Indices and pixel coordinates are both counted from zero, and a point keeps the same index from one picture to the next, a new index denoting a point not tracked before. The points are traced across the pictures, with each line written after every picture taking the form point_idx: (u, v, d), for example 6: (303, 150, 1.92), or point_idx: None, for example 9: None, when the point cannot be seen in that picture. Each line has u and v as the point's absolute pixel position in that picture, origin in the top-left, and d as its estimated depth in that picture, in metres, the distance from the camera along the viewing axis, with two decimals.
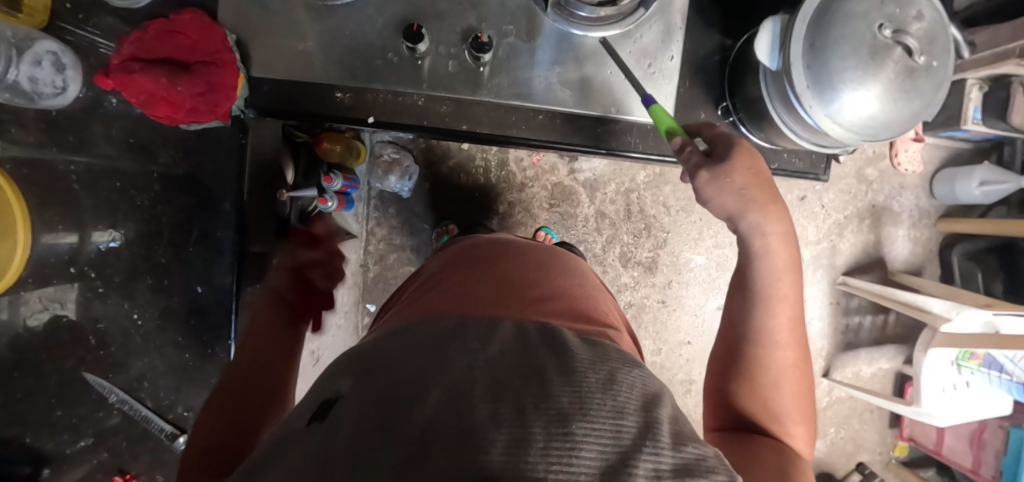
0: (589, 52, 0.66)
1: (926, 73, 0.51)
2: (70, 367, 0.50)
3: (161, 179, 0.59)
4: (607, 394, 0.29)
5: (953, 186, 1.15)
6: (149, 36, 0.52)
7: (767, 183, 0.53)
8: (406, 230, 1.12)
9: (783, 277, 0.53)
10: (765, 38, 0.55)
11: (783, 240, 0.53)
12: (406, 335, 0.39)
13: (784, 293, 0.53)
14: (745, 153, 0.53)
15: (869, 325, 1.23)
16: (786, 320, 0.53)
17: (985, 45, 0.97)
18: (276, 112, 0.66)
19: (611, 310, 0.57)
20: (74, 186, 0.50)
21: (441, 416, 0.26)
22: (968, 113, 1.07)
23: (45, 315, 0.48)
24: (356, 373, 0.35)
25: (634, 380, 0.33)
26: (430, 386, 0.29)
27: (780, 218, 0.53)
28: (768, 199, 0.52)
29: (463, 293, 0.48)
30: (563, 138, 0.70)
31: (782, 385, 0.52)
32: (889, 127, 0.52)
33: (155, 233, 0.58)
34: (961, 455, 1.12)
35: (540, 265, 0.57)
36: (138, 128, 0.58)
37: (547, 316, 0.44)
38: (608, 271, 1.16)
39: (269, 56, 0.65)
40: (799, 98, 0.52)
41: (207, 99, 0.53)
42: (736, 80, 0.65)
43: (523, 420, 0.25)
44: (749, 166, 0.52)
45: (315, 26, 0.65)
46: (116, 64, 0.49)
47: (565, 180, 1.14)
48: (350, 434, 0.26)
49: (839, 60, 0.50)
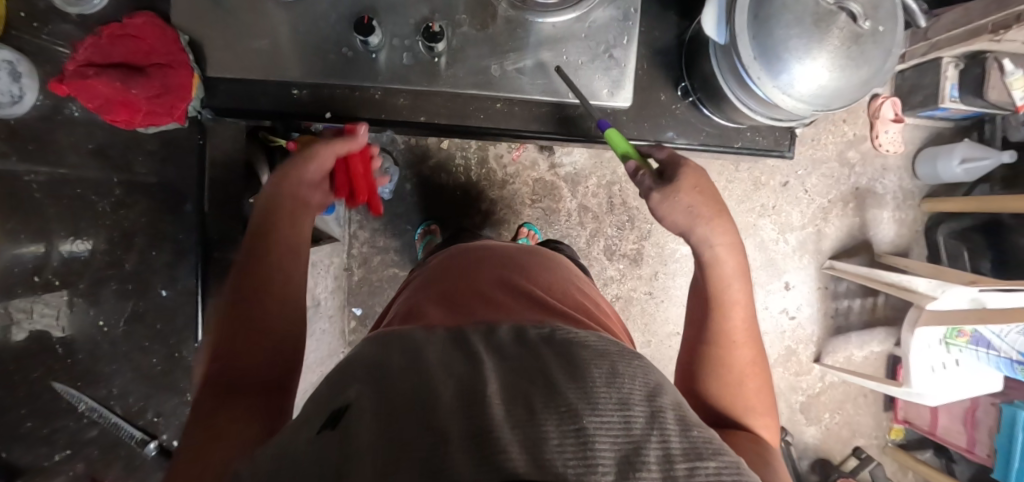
0: (545, 38, 0.65)
1: (873, 39, 0.51)
2: (38, 377, 0.48)
3: (122, 185, 0.58)
4: (611, 386, 0.28)
5: (935, 166, 1.15)
6: (104, 40, 0.53)
7: (711, 199, 0.57)
8: (389, 231, 1.12)
9: (733, 283, 0.55)
10: (711, 12, 0.54)
11: (731, 248, 0.56)
12: (391, 338, 0.35)
13: (735, 297, 0.55)
14: (691, 171, 0.57)
15: (859, 308, 1.23)
16: (739, 322, 0.54)
17: (956, 23, 0.98)
18: (233, 111, 0.67)
19: (599, 305, 0.55)
20: (36, 195, 0.50)
21: (454, 416, 0.23)
22: (945, 91, 1.07)
23: (24, 328, 0.47)
24: (344, 380, 0.31)
25: (634, 370, 0.32)
26: (433, 386, 0.26)
27: (726, 230, 0.56)
28: (713, 212, 0.56)
29: (454, 302, 0.46)
30: (523, 125, 0.70)
31: (746, 383, 0.52)
32: (839, 95, 0.52)
33: (124, 241, 0.57)
34: (956, 435, 1.11)
35: (527, 268, 0.56)
36: (101, 134, 0.58)
37: (544, 315, 0.42)
38: (593, 265, 1.16)
39: (224, 57, 0.65)
40: (748, 70, 0.53)
41: (163, 101, 0.54)
42: (692, 62, 0.66)
43: (534, 420, 0.24)
44: (693, 185, 0.56)
45: (275, 24, 0.65)
46: (70, 69, 0.49)
47: (546, 175, 1.13)
48: (358, 440, 0.23)
49: (784, 29, 0.50)
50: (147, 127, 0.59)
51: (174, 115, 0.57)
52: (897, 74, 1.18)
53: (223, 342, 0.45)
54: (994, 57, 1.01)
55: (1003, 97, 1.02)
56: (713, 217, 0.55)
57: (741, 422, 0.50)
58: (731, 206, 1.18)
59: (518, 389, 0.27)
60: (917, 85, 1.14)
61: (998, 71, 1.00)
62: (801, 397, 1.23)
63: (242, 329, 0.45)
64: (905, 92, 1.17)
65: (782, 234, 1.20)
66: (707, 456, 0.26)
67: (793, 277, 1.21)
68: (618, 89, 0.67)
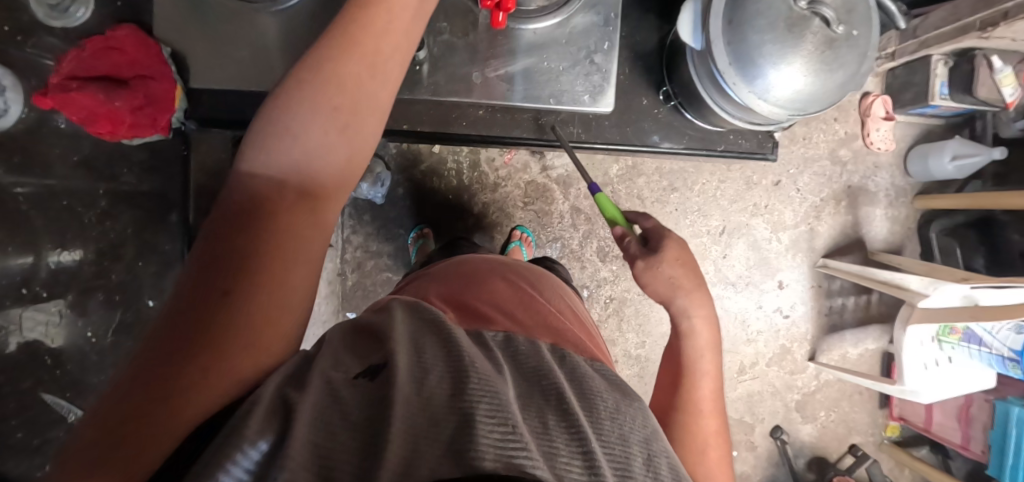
0: (526, 45, 0.65)
1: (847, 43, 0.51)
2: (29, 387, 0.48)
3: (107, 195, 0.60)
4: (613, 422, 0.34)
5: (926, 163, 1.15)
6: (86, 52, 0.57)
7: (692, 275, 0.63)
8: (382, 236, 1.12)
9: (705, 356, 0.61)
10: (687, 19, 0.56)
11: (704, 326, 0.62)
12: (422, 315, 0.39)
13: (705, 369, 0.60)
14: (675, 247, 0.64)
15: (853, 306, 1.23)
16: (708, 393, 0.58)
17: (944, 21, 0.99)
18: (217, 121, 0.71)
19: (589, 323, 0.59)
20: (23, 206, 0.49)
21: (487, 402, 0.27)
22: (935, 89, 1.07)
23: (17, 338, 0.47)
24: (377, 339, 0.35)
25: (635, 412, 0.37)
26: (471, 371, 0.30)
27: (703, 304, 0.63)
28: (693, 286, 0.62)
29: (468, 299, 0.49)
30: (503, 131, 0.73)
31: (709, 467, 0.53)
32: (815, 99, 0.53)
33: (111, 252, 0.59)
34: (951, 432, 1.12)
35: (530, 279, 0.59)
36: (84, 147, 0.58)
37: (553, 333, 0.45)
38: (587, 267, 1.17)
39: (206, 68, 0.66)
40: (723, 76, 0.53)
41: (146, 114, 0.60)
42: (673, 68, 0.66)
43: (548, 435, 0.29)
44: (676, 258, 0.63)
45: (256, 34, 0.65)
46: (54, 82, 0.53)
47: (538, 177, 1.14)
48: (399, 397, 0.27)
49: (757, 35, 0.51)
50: (129, 140, 0.63)
51: (156, 126, 0.63)
52: (888, 71, 1.18)
53: (250, 195, 0.36)
54: (983, 54, 1.01)
55: (993, 94, 1.02)
56: (693, 291, 0.62)
57: None
58: (724, 206, 1.18)
59: (535, 409, 0.31)
60: (908, 83, 1.14)
61: (986, 68, 1.01)
62: (796, 395, 1.23)
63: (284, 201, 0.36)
64: (896, 90, 1.17)
65: (775, 233, 1.20)
66: None
67: (787, 276, 1.21)
68: (598, 93, 0.67)
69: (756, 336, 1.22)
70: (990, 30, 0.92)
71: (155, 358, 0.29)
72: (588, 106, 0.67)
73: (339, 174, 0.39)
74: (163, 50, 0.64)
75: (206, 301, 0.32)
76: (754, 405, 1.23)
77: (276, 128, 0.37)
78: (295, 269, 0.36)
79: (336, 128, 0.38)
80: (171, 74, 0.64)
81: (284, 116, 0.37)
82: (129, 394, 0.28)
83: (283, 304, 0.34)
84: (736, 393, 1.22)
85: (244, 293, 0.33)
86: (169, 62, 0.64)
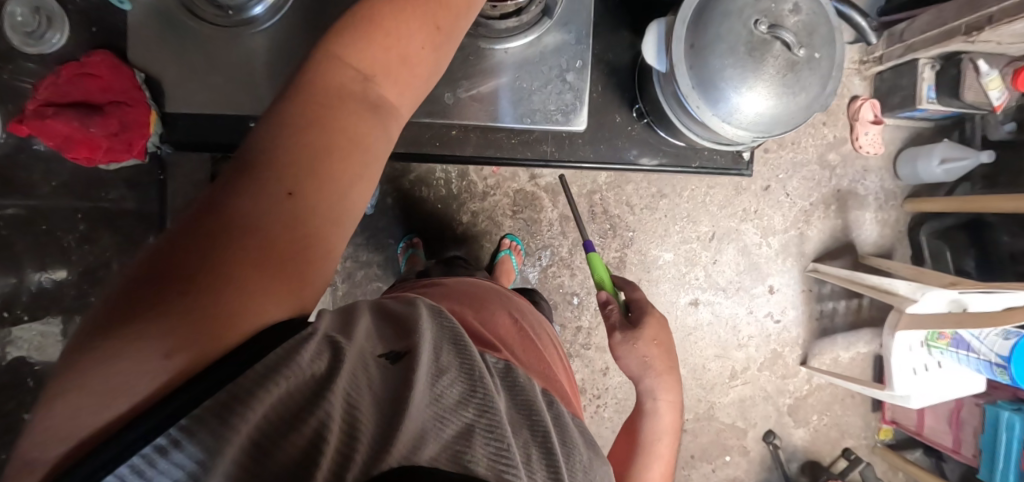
0: (498, 64, 0.66)
1: (809, 66, 0.51)
2: (12, 408, 0.48)
3: (86, 220, 0.61)
4: (584, 472, 0.35)
5: (916, 166, 1.15)
6: (61, 79, 0.58)
7: (666, 356, 0.69)
8: (371, 246, 1.12)
9: (663, 438, 0.66)
10: (652, 40, 0.56)
11: (671, 408, 0.67)
12: (442, 320, 0.39)
13: (660, 452, 0.65)
14: (655, 325, 0.70)
15: (844, 310, 1.23)
16: (658, 477, 0.64)
17: (931, 24, 1.01)
18: (191, 143, 0.69)
19: (565, 367, 0.59)
20: (4, 230, 0.50)
21: (489, 425, 0.29)
22: (922, 92, 1.07)
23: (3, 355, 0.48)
24: (398, 328, 0.35)
25: (603, 472, 0.39)
26: (482, 389, 0.32)
27: (671, 388, 0.68)
28: (664, 369, 0.68)
29: (474, 321, 0.50)
30: (477, 152, 0.72)
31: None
32: (779, 122, 0.53)
33: (92, 273, 0.61)
34: (942, 435, 1.12)
35: (518, 310, 0.61)
36: (63, 172, 0.59)
37: (540, 376, 0.46)
38: (577, 274, 1.17)
39: (179, 89, 0.66)
40: (687, 99, 0.54)
41: (121, 139, 0.61)
42: (644, 86, 0.68)
43: (531, 463, 0.30)
44: (653, 337, 0.69)
45: (229, 58, 0.66)
46: (28, 108, 0.53)
47: (527, 186, 1.14)
48: (419, 387, 0.29)
49: (718, 59, 0.52)
50: (106, 165, 0.64)
51: (132, 151, 0.63)
52: (876, 75, 1.18)
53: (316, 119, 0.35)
54: (970, 57, 1.01)
55: (980, 98, 1.02)
56: (664, 374, 0.68)
57: None
58: (713, 212, 1.18)
59: (523, 434, 0.33)
60: (896, 86, 1.13)
61: (972, 72, 1.01)
62: (788, 399, 1.23)
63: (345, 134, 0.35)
64: (883, 93, 1.17)
65: (765, 238, 1.20)
66: None
67: (777, 281, 1.21)
68: (569, 112, 0.67)
69: (747, 341, 1.22)
70: (976, 34, 0.92)
71: (206, 238, 0.28)
72: (560, 124, 0.68)
73: (409, 89, 0.42)
74: (137, 76, 0.64)
75: (259, 216, 0.30)
76: (746, 409, 1.23)
77: (373, 32, 0.39)
78: (357, 184, 0.35)
79: (417, 51, 0.42)
80: (146, 99, 0.64)
81: (385, 23, 0.40)
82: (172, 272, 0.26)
83: (343, 218, 0.34)
84: (728, 398, 1.22)
85: (297, 220, 0.31)
86: (143, 87, 0.64)
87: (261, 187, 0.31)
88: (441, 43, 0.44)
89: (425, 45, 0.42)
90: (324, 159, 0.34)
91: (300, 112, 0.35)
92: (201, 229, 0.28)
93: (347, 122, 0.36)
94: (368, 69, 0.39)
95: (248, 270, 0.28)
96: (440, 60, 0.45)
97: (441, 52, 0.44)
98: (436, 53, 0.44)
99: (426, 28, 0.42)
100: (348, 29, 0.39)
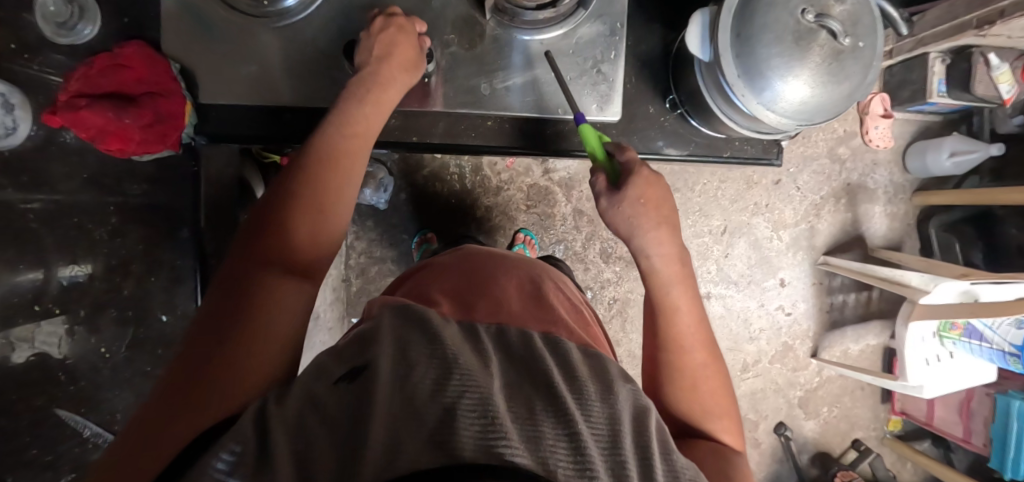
0: (535, 55, 0.69)
1: (853, 55, 0.52)
2: (42, 404, 0.51)
3: (118, 212, 0.62)
4: (604, 405, 0.34)
5: (924, 160, 1.16)
6: (93, 70, 0.60)
7: (659, 211, 0.60)
8: (386, 241, 1.12)
9: (676, 289, 0.59)
10: (696, 30, 0.57)
11: (674, 259, 0.60)
12: (407, 314, 0.41)
13: (677, 303, 0.58)
14: (642, 180, 0.59)
15: (854, 302, 1.24)
16: (689, 325, 0.57)
17: (942, 18, 1.00)
18: (224, 137, 0.71)
19: (591, 319, 0.60)
20: (32, 223, 0.52)
21: (474, 398, 0.29)
22: (933, 86, 1.08)
23: (28, 351, 0.50)
24: (362, 342, 0.37)
25: (626, 394, 0.38)
26: (459, 370, 0.31)
27: (664, 240, 0.60)
28: (656, 223, 0.59)
29: (467, 295, 0.52)
30: (513, 143, 0.72)
31: (713, 398, 0.55)
32: (822, 110, 0.54)
33: (120, 267, 0.61)
34: (952, 426, 1.13)
35: (524, 269, 0.62)
36: (91, 165, 0.60)
37: (547, 324, 0.48)
38: (590, 268, 1.17)
39: (214, 83, 0.70)
40: (732, 88, 0.55)
41: (155, 130, 0.62)
42: (680, 76, 0.68)
43: (535, 420, 0.30)
44: (640, 196, 0.59)
45: (263, 53, 0.70)
46: (64, 101, 0.55)
47: (540, 181, 1.14)
48: (377, 397, 0.29)
49: (765, 48, 0.52)
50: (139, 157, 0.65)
51: (166, 142, 0.64)
52: (886, 69, 1.19)
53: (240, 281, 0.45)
54: (980, 51, 1.02)
55: (991, 91, 1.03)
56: (654, 229, 0.59)
57: (700, 427, 0.53)
58: (725, 206, 1.19)
59: (524, 398, 0.32)
60: (905, 81, 1.15)
61: (983, 66, 1.01)
62: (798, 391, 1.24)
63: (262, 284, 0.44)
64: (893, 87, 1.18)
65: (777, 231, 1.21)
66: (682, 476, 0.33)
67: (788, 274, 1.22)
68: (606, 96, 0.69)
69: (759, 334, 1.23)
70: (987, 27, 0.91)
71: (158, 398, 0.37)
72: (594, 115, 0.70)
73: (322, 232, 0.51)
74: (171, 66, 0.67)
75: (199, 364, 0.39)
76: (758, 402, 1.24)
77: (282, 211, 0.49)
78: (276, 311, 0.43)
79: (326, 204, 0.51)
80: (181, 90, 0.67)
81: (285, 197, 0.50)
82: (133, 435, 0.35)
83: (270, 337, 0.42)
84: (740, 391, 1.23)
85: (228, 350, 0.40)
86: (178, 77, 0.67)
87: (197, 347, 0.40)
88: (345, 186, 0.53)
89: (334, 198, 0.52)
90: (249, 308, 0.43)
91: (227, 288, 0.45)
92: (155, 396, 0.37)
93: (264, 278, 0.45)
94: (285, 235, 0.48)
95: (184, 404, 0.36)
96: (350, 200, 0.54)
97: (344, 198, 0.53)
98: (345, 199, 0.53)
99: (329, 189, 0.52)
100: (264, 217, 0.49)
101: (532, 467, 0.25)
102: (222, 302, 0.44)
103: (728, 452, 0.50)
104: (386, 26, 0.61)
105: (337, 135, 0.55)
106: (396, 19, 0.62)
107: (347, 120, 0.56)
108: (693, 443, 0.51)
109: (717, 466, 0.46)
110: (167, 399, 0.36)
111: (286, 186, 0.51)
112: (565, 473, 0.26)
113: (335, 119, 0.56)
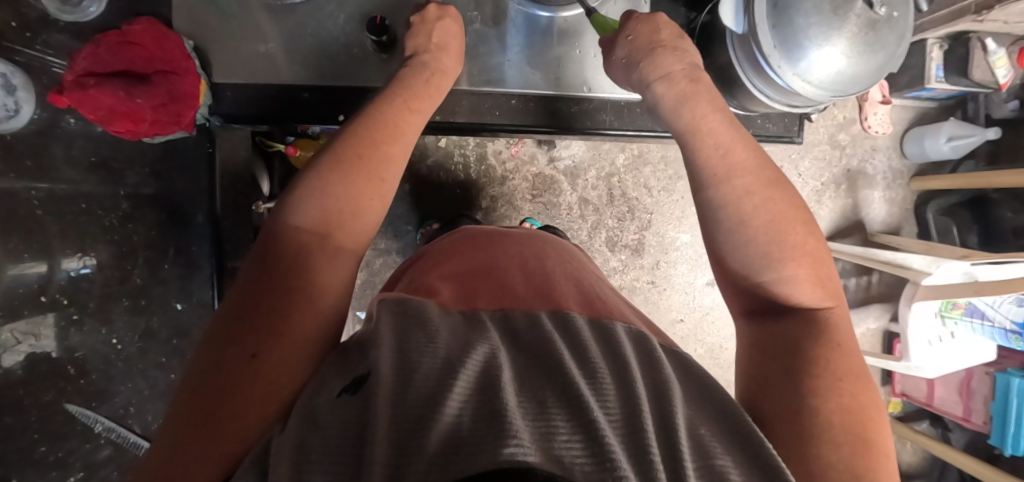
0: (557, 32, 0.72)
1: (888, 24, 0.53)
2: (50, 399, 0.55)
3: (128, 198, 0.66)
4: (620, 385, 0.33)
5: (922, 145, 1.18)
6: (103, 49, 0.60)
7: (657, 35, 0.59)
8: (390, 233, 1.10)
9: (681, 113, 0.56)
10: (730, 3, 0.57)
11: (682, 76, 0.57)
12: (404, 309, 0.40)
13: (694, 123, 0.55)
14: (640, 21, 0.60)
15: (854, 287, 1.26)
16: (715, 150, 0.53)
17: (940, 4, 1.01)
18: (240, 118, 0.70)
19: (597, 281, 0.59)
20: (37, 209, 0.56)
21: (480, 406, 0.28)
22: (930, 72, 1.09)
23: (21, 353, 0.53)
24: (361, 347, 0.37)
25: (640, 367, 0.37)
26: (459, 375, 0.31)
27: (669, 62, 0.58)
28: (653, 47, 0.58)
29: (468, 280, 0.52)
30: (536, 122, 0.75)
31: (778, 232, 0.49)
32: (857, 81, 0.55)
33: (129, 254, 0.66)
34: (952, 405, 1.15)
35: (528, 247, 0.61)
36: (100, 146, 0.65)
37: (557, 301, 0.47)
38: (596, 257, 1.17)
39: (226, 63, 0.68)
40: (767, 58, 0.55)
41: (168, 110, 0.62)
42: (704, 51, 0.69)
43: (547, 414, 0.29)
44: (630, 34, 0.60)
45: (277, 29, 0.69)
46: (71, 81, 0.57)
47: (545, 169, 1.14)
48: (377, 410, 0.28)
49: (804, 17, 0.53)
50: (150, 138, 0.66)
51: (181, 123, 0.64)
52: None
53: (263, 269, 0.42)
54: (978, 36, 1.02)
55: (987, 76, 1.04)
56: (657, 51, 0.58)
57: (764, 279, 0.48)
58: None
59: (534, 390, 0.32)
60: (905, 67, 1.16)
61: (980, 51, 1.02)
62: None
63: (290, 266, 0.43)
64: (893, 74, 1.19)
65: None
66: (714, 454, 0.32)
67: None
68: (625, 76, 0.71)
69: None
70: (986, 13, 0.91)
71: (186, 395, 0.37)
72: (632, 95, 0.74)
73: (369, 206, 0.48)
74: (186, 43, 0.65)
75: (216, 365, 0.38)
76: None
77: (335, 167, 0.48)
78: (298, 306, 0.41)
79: (384, 175, 0.50)
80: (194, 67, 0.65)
81: (354, 149, 0.49)
82: (170, 435, 0.36)
83: (292, 331, 0.40)
84: None
85: (246, 353, 0.38)
86: (193, 55, 0.65)
87: (218, 339, 0.39)
88: (395, 154, 0.51)
89: (392, 166, 0.51)
90: (271, 300, 0.41)
91: (252, 274, 0.42)
92: (185, 393, 0.37)
93: (292, 252, 0.43)
94: (330, 197, 0.46)
95: (201, 414, 0.36)
96: (399, 168, 0.52)
97: (393, 167, 0.51)
98: (401, 168, 0.52)
99: (389, 156, 0.51)
100: (315, 169, 0.48)
101: (545, 465, 0.23)
102: (245, 286, 0.42)
103: (814, 330, 0.46)
104: (442, 16, 0.63)
105: (398, 107, 0.54)
106: (448, 10, 0.64)
107: (410, 94, 0.56)
108: (776, 323, 0.47)
109: (792, 361, 0.44)
110: (192, 402, 0.36)
111: (348, 144, 0.50)
112: (581, 469, 0.25)
113: (399, 89, 0.56)
